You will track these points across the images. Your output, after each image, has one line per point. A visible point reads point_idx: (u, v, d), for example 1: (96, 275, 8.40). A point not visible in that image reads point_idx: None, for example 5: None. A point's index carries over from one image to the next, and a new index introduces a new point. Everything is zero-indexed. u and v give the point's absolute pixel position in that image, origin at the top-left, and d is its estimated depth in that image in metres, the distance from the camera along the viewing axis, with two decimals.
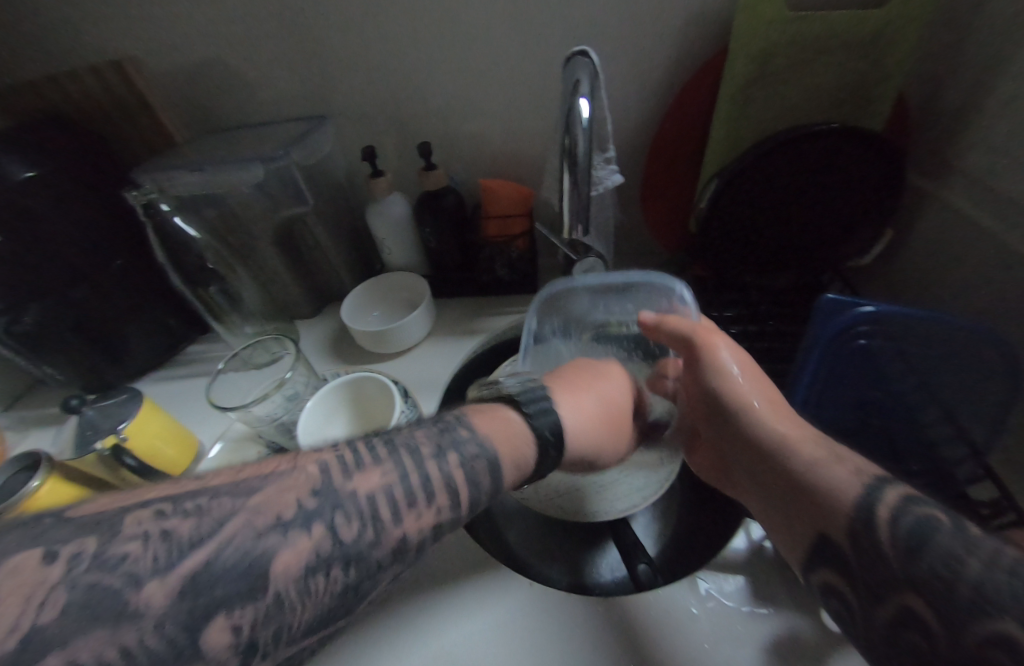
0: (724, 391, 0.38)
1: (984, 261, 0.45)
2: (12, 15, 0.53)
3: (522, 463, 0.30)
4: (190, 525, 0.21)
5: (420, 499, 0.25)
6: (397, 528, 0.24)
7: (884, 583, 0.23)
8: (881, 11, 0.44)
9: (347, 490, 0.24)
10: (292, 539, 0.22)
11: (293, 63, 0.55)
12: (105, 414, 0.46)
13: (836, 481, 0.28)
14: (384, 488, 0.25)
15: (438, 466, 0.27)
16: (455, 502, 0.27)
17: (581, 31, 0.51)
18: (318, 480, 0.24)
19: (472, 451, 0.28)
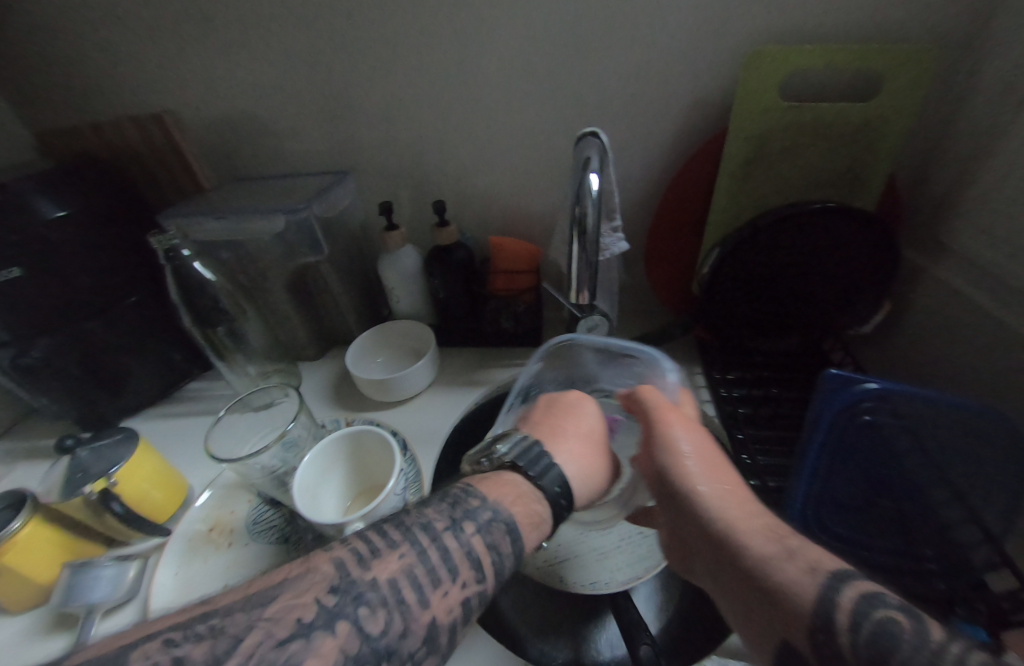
0: (676, 475, 0.37)
1: (983, 338, 0.45)
2: (74, 73, 0.58)
3: (537, 520, 0.33)
4: (204, 648, 0.20)
5: (443, 576, 0.26)
6: (424, 609, 0.24)
7: None
8: (870, 106, 0.47)
9: (367, 579, 0.24)
10: (317, 643, 0.21)
11: (323, 125, 0.59)
12: (98, 456, 0.45)
13: (785, 578, 0.26)
14: (404, 570, 0.25)
15: (455, 538, 0.28)
16: (479, 573, 0.27)
17: (590, 109, 0.55)
18: (336, 574, 0.24)
19: (486, 518, 0.29)
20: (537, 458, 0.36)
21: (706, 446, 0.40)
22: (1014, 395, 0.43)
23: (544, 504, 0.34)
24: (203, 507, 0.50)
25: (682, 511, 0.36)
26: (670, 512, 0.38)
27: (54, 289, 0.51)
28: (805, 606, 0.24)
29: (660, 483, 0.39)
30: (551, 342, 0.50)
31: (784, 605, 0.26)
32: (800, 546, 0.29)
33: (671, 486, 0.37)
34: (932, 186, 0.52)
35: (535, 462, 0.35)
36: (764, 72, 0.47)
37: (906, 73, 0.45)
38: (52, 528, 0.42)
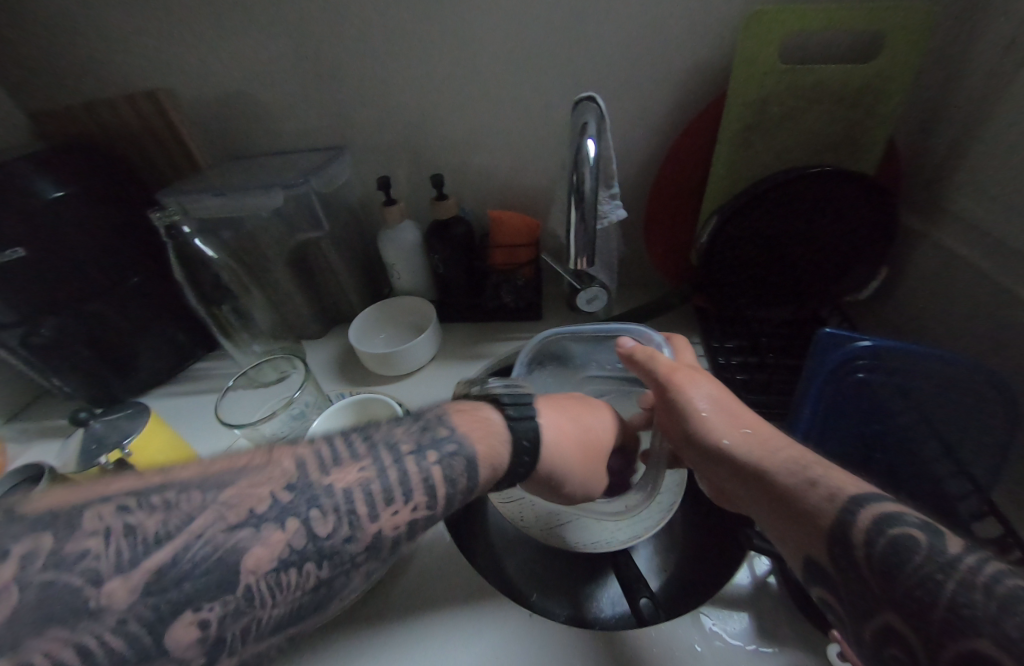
0: (695, 425, 0.37)
1: (977, 300, 0.46)
2: (61, 49, 0.57)
3: (495, 463, 0.33)
4: (156, 520, 0.22)
5: (396, 496, 0.27)
6: (373, 524, 0.26)
7: (868, 601, 0.23)
8: (869, 66, 0.47)
9: (323, 485, 0.26)
10: (265, 533, 0.23)
11: (318, 99, 0.58)
12: (113, 427, 0.47)
13: (807, 505, 0.27)
14: (361, 482, 0.26)
15: (416, 462, 0.29)
16: (431, 500, 0.28)
17: (587, 77, 0.55)
18: (294, 475, 0.26)
19: (449, 449, 0.30)
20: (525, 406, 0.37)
21: (723, 395, 0.39)
22: (1004, 353, 0.43)
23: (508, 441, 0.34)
24: None
25: (706, 456, 0.36)
26: (698, 462, 0.38)
27: (56, 268, 0.51)
28: (826, 526, 0.25)
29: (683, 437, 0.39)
30: (534, 341, 0.49)
31: (811, 527, 0.26)
32: (823, 473, 0.28)
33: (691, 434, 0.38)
34: (931, 150, 0.52)
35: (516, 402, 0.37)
36: (761, 33, 0.46)
37: (903, 35, 0.45)
38: None
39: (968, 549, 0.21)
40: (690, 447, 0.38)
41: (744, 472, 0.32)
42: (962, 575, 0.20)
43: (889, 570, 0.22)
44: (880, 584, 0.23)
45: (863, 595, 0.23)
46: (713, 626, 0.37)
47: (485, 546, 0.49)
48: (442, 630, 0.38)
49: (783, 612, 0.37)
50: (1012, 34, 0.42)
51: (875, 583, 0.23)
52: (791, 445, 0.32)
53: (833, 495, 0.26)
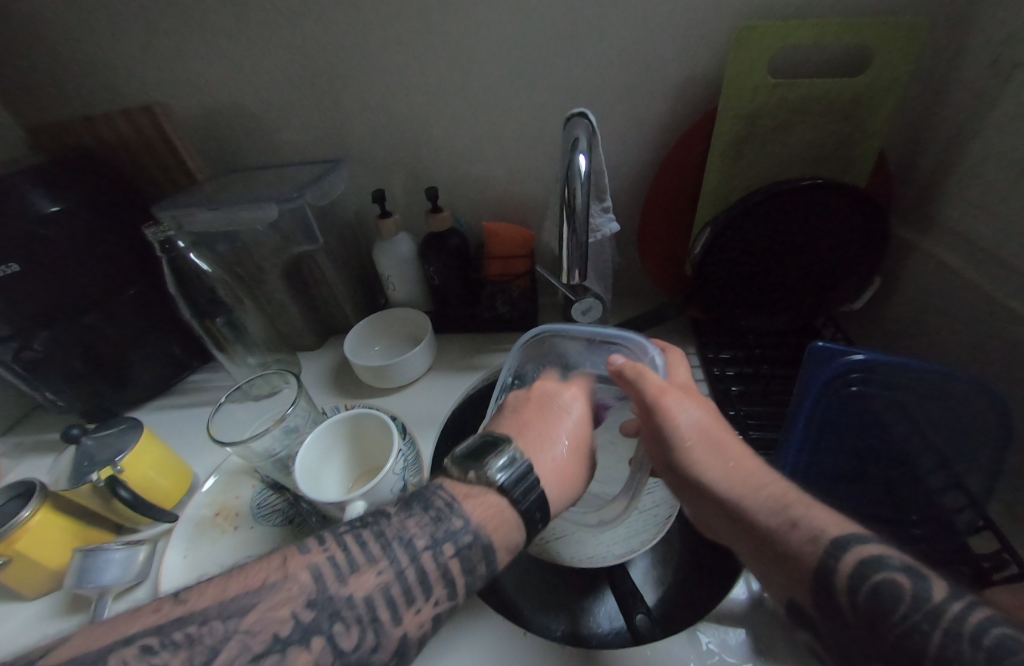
0: (679, 455, 0.36)
1: (969, 312, 0.46)
2: (57, 62, 0.57)
3: (512, 546, 0.32)
4: (181, 658, 0.22)
5: (417, 595, 0.28)
6: (396, 628, 0.27)
7: (855, 646, 0.25)
8: (857, 81, 0.47)
9: (343, 596, 0.26)
10: (291, 658, 0.24)
11: (313, 112, 0.59)
12: (105, 445, 0.46)
13: (791, 549, 0.28)
14: (381, 588, 0.27)
15: (433, 559, 0.29)
16: (451, 592, 0.29)
17: (580, 91, 0.55)
18: (313, 588, 0.26)
19: (466, 541, 0.30)
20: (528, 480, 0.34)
21: (711, 421, 0.38)
22: (996, 365, 0.44)
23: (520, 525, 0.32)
24: (209, 492, 0.51)
25: (687, 489, 0.36)
26: (677, 490, 0.38)
27: (50, 283, 0.51)
28: (808, 569, 0.27)
29: (666, 467, 0.38)
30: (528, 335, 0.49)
31: (793, 571, 0.28)
32: (803, 514, 0.29)
33: (673, 465, 0.37)
34: (921, 161, 0.52)
35: (521, 480, 0.33)
36: (752, 48, 0.46)
37: (891, 50, 0.46)
38: (64, 516, 0.43)
39: (953, 595, 0.23)
40: (673, 475, 0.37)
41: (729, 515, 0.32)
42: (948, 624, 0.22)
43: (876, 617, 0.24)
44: (867, 630, 0.24)
45: (851, 642, 0.25)
46: (710, 644, 0.36)
47: None
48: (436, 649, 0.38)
49: (778, 629, 0.37)
50: (998, 50, 0.42)
51: (862, 630, 0.24)
52: (774, 481, 0.33)
53: (815, 537, 0.28)
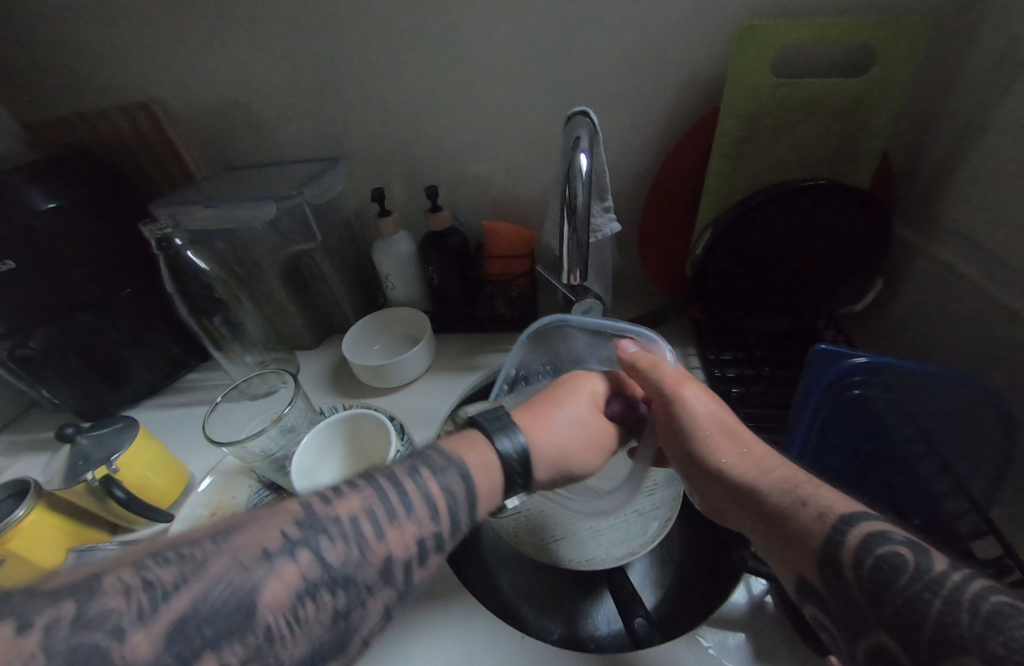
0: (695, 441, 0.37)
1: (972, 314, 0.45)
2: (55, 59, 0.57)
3: (487, 465, 0.32)
4: (173, 571, 0.22)
5: (401, 516, 0.28)
6: (382, 547, 0.26)
7: (859, 620, 0.24)
8: (861, 81, 0.47)
9: (328, 516, 0.26)
10: (278, 568, 0.23)
11: (313, 110, 0.58)
12: (99, 444, 0.46)
13: (802, 525, 0.28)
14: (365, 509, 0.27)
15: (415, 482, 0.29)
16: (437, 516, 0.29)
17: (581, 90, 0.55)
18: (300, 512, 0.26)
19: (444, 465, 0.31)
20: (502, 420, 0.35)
21: (722, 411, 0.39)
22: (1001, 368, 0.43)
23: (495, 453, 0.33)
24: (205, 493, 0.50)
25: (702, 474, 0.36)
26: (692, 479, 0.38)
27: (46, 281, 0.50)
28: (816, 545, 0.26)
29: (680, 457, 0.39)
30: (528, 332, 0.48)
31: (802, 546, 0.27)
32: (813, 493, 0.29)
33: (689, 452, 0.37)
34: (925, 162, 0.52)
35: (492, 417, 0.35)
36: (755, 47, 0.46)
37: (895, 50, 0.45)
38: (57, 516, 0.43)
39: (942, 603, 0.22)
40: (688, 463, 0.38)
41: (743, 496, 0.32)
42: (948, 592, 0.21)
43: (878, 588, 0.23)
44: (870, 602, 0.23)
45: (854, 614, 0.24)
46: (710, 648, 0.36)
47: (477, 561, 0.49)
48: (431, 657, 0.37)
49: (779, 633, 0.36)
50: (1004, 49, 0.42)
51: (866, 603, 0.23)
52: (785, 465, 0.33)
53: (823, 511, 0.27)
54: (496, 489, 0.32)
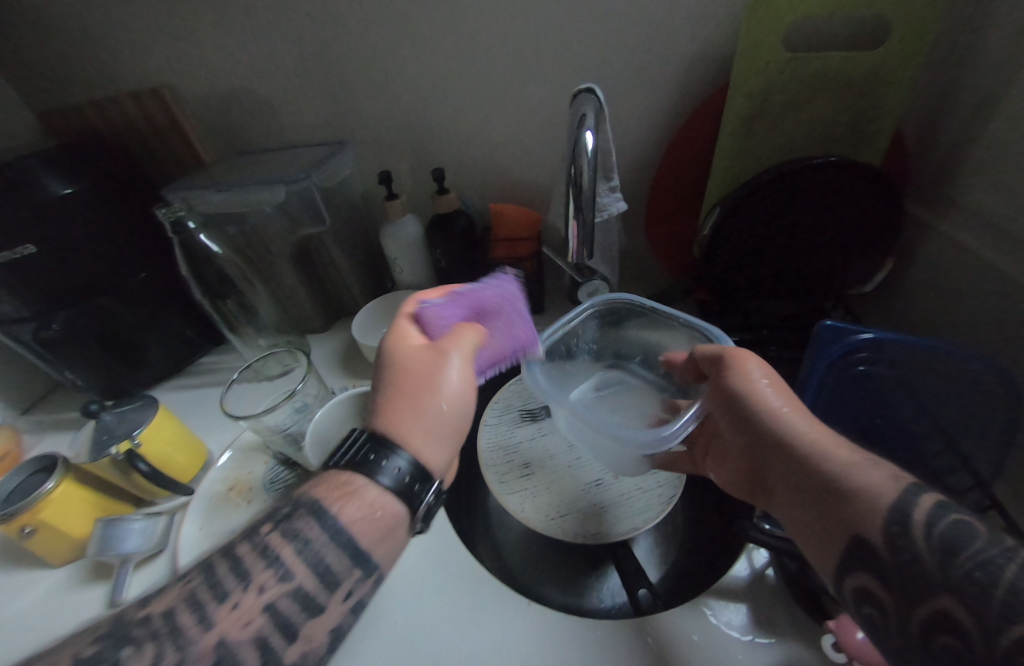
0: (752, 405, 0.34)
1: (984, 292, 0.45)
2: (66, 46, 0.57)
3: (341, 488, 0.29)
4: None
5: (232, 587, 0.25)
6: (210, 632, 0.23)
7: (920, 585, 0.22)
8: (873, 55, 0.46)
9: (141, 617, 0.24)
10: None
11: (319, 94, 0.59)
12: (122, 420, 0.48)
13: (866, 483, 0.26)
14: (185, 596, 0.25)
15: (247, 545, 0.27)
16: (284, 574, 0.26)
17: (588, 68, 0.54)
18: (106, 622, 0.24)
19: (283, 513, 0.28)
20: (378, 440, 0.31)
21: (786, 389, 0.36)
22: (1011, 346, 0.43)
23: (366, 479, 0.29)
24: (224, 467, 0.52)
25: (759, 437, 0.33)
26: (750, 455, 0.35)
27: (66, 265, 0.51)
28: (884, 507, 0.24)
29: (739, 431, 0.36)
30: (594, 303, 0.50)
31: (857, 506, 0.25)
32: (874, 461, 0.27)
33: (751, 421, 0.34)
34: (938, 138, 0.51)
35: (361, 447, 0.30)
36: (766, 20, 0.45)
37: (910, 22, 0.44)
38: (84, 488, 0.45)
39: None
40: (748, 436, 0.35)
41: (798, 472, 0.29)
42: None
43: (950, 551, 0.22)
44: (940, 567, 0.22)
45: (917, 581, 0.22)
46: (713, 617, 0.37)
47: (485, 534, 0.50)
48: (440, 623, 0.39)
49: (779, 602, 0.37)
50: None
51: (933, 566, 0.22)
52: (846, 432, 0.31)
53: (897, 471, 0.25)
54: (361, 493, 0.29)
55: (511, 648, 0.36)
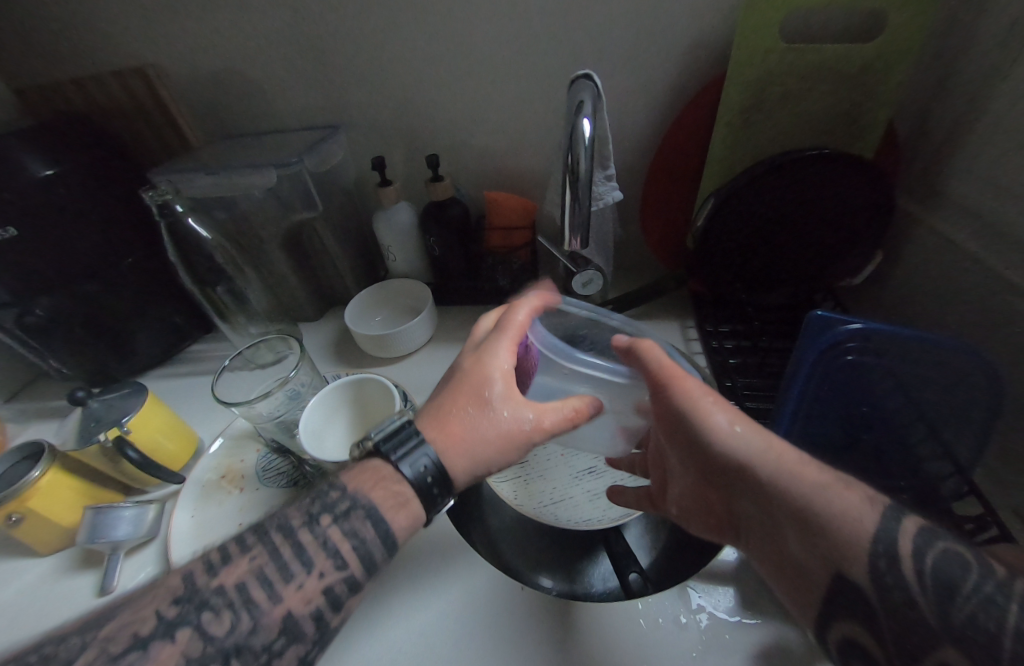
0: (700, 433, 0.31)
1: (969, 284, 0.46)
2: (42, 19, 0.55)
3: (392, 491, 0.31)
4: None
5: (295, 569, 0.27)
6: (278, 605, 0.26)
7: (922, 640, 0.21)
8: (868, 48, 0.46)
9: (211, 586, 0.26)
10: (151, 652, 0.23)
11: (310, 75, 0.57)
12: (109, 407, 0.47)
13: (842, 505, 0.25)
14: (254, 571, 0.27)
15: (310, 531, 0.29)
16: (342, 563, 0.28)
17: (586, 55, 0.54)
18: (181, 588, 0.26)
19: (344, 506, 0.30)
20: (402, 441, 0.33)
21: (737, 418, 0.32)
22: (994, 336, 0.44)
23: (406, 482, 0.32)
24: (215, 455, 0.52)
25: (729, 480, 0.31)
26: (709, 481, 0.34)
27: (49, 249, 0.50)
28: (864, 538, 0.24)
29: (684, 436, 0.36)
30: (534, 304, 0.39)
31: (835, 540, 0.25)
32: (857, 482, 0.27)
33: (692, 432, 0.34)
34: (929, 132, 0.51)
35: (399, 445, 0.33)
36: (765, 8, 0.45)
37: (905, 15, 0.44)
38: (72, 476, 0.44)
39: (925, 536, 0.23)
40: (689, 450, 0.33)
41: (761, 491, 0.28)
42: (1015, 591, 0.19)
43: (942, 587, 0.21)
44: (932, 607, 0.21)
45: (915, 632, 0.21)
46: (700, 600, 0.37)
47: (478, 520, 0.50)
48: (434, 607, 0.39)
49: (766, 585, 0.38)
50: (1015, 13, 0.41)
51: (931, 613, 0.21)
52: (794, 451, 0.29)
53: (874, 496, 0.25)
54: (411, 515, 0.31)
55: (503, 631, 0.37)
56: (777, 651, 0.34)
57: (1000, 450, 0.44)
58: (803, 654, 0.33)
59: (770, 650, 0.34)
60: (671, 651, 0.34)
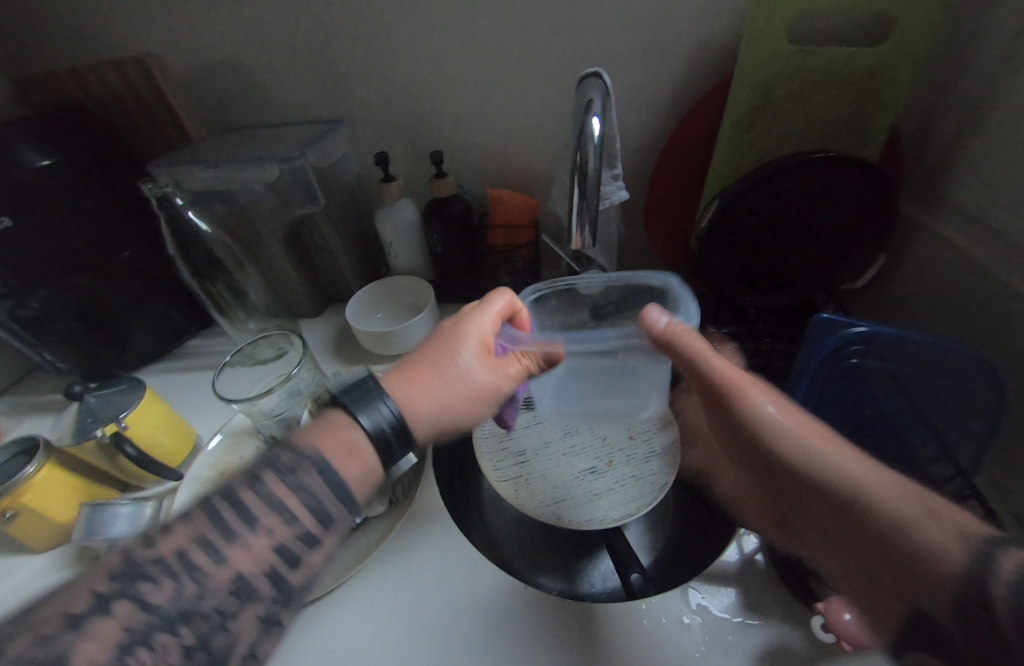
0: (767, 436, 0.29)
1: (972, 289, 0.46)
2: (40, 7, 0.54)
3: (346, 443, 0.30)
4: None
5: (240, 530, 0.26)
6: (225, 566, 0.25)
7: None
8: (875, 52, 0.46)
9: (149, 556, 0.25)
10: (90, 629, 0.22)
11: (314, 69, 0.56)
12: (107, 402, 0.46)
13: (928, 540, 0.21)
14: (193, 537, 0.25)
15: (252, 491, 0.27)
16: (290, 519, 0.27)
17: (592, 54, 0.53)
18: (117, 562, 0.24)
19: (290, 462, 0.29)
20: (362, 392, 0.32)
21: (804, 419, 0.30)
22: (996, 341, 0.44)
23: (362, 433, 0.31)
24: (213, 452, 0.51)
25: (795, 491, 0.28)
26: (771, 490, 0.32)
27: (44, 241, 0.49)
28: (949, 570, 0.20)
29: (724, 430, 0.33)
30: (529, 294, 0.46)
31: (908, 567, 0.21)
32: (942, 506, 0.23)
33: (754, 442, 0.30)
34: (936, 136, 0.51)
35: (359, 396, 0.32)
36: (773, 10, 0.45)
37: (913, 19, 0.44)
38: (70, 473, 0.44)
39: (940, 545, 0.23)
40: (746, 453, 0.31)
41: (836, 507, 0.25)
42: None
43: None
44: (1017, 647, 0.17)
45: None
46: (702, 600, 0.37)
47: (479, 520, 0.50)
48: (432, 606, 0.39)
49: (769, 586, 0.38)
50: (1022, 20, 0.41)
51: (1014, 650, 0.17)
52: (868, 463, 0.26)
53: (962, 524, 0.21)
54: (368, 465, 0.31)
55: (503, 630, 0.37)
56: (779, 653, 0.34)
57: (1001, 454, 0.44)
58: (805, 655, 0.34)
59: (772, 651, 0.34)
60: (674, 652, 0.34)
